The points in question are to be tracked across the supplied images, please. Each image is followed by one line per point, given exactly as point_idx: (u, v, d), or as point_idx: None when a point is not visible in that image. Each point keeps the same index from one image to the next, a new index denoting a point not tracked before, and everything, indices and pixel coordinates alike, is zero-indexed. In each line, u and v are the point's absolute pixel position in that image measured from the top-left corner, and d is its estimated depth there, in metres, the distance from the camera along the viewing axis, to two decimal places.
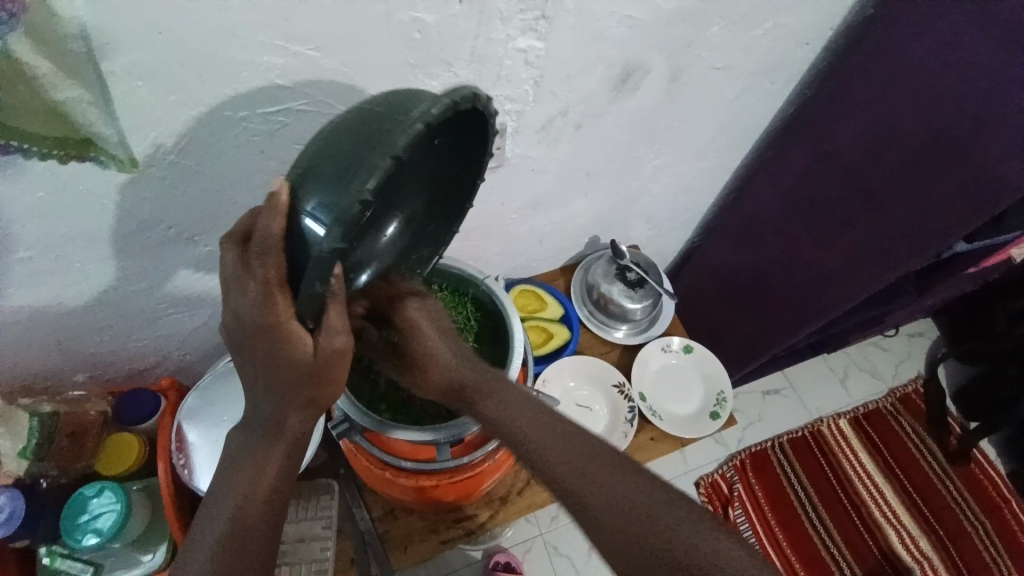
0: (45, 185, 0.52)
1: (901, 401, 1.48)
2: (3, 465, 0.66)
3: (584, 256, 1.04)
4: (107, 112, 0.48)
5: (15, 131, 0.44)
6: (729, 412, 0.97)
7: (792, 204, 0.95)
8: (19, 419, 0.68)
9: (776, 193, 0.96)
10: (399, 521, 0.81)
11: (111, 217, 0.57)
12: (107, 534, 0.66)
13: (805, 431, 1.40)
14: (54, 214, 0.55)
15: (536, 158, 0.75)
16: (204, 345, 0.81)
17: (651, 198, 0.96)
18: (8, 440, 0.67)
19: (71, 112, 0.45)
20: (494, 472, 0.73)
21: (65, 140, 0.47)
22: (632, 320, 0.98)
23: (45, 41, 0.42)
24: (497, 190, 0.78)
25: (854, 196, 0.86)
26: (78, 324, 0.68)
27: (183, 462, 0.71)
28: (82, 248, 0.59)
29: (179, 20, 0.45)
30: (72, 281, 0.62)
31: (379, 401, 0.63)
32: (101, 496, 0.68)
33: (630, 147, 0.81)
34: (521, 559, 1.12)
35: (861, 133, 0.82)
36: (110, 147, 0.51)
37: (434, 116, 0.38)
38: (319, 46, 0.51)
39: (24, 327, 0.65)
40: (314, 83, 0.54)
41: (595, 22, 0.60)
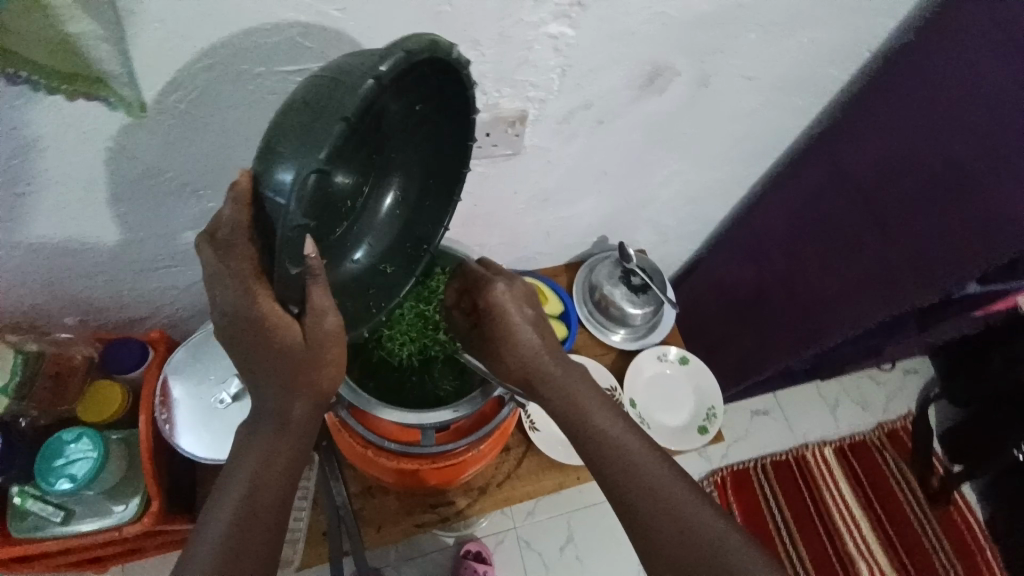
0: (49, 122, 0.50)
1: (888, 436, 1.47)
2: None
3: (591, 255, 1.03)
4: (120, 50, 0.46)
5: (19, 59, 0.43)
6: (717, 428, 0.96)
7: (801, 224, 0.94)
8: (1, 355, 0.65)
9: (786, 211, 0.95)
10: (375, 500, 0.81)
11: (114, 161, 0.56)
12: (79, 482, 0.65)
13: (790, 456, 1.40)
14: (56, 153, 0.53)
15: (552, 150, 0.74)
16: (197, 302, 0.79)
17: (663, 205, 0.94)
18: None
19: (79, 47, 0.44)
20: (477, 461, 0.72)
21: (73, 77, 0.45)
22: (632, 325, 0.97)
23: None
24: (510, 179, 0.77)
25: (865, 221, 0.84)
26: (71, 267, 0.67)
27: (165, 417, 0.71)
28: (82, 191, 0.58)
29: None
30: (68, 223, 0.61)
31: (366, 376, 0.61)
32: (79, 441, 0.67)
33: (648, 149, 0.80)
34: (492, 551, 1.12)
35: (877, 158, 0.81)
36: (120, 89, 0.49)
37: (382, 73, 0.37)
38: (344, 8, 0.49)
39: (18, 265, 0.64)
40: (334, 46, 0.52)
41: (629, 17, 0.59)
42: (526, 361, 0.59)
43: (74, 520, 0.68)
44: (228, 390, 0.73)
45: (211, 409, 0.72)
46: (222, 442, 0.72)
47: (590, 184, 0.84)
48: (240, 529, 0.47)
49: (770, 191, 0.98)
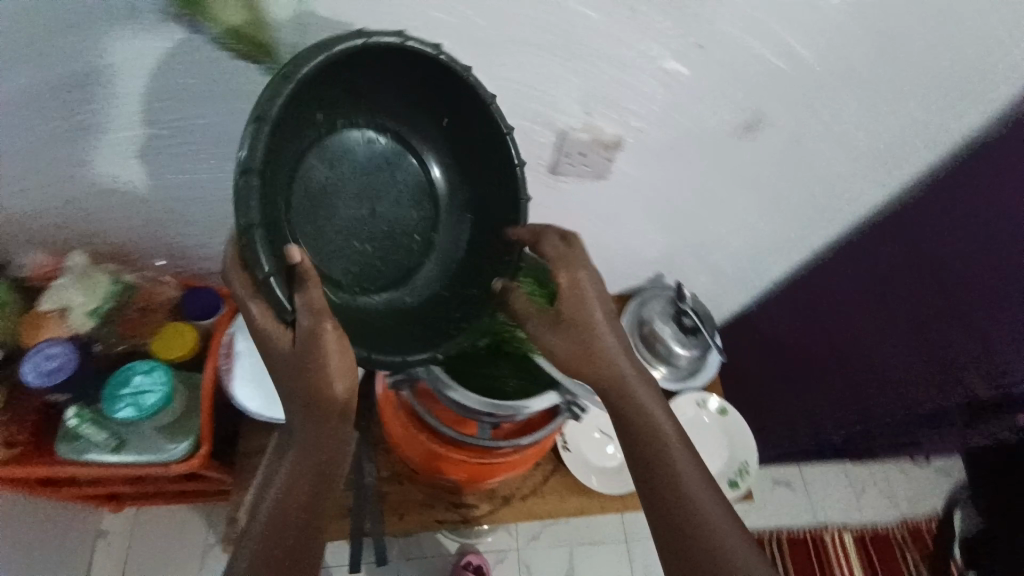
0: (199, 73, 0.55)
1: (911, 534, 1.42)
2: (69, 318, 0.69)
3: (643, 289, 1.04)
4: (294, 24, 0.52)
5: (211, 16, 0.51)
6: (748, 486, 0.95)
7: (869, 291, 0.94)
8: (98, 278, 0.71)
9: (857, 278, 0.94)
10: (401, 488, 0.82)
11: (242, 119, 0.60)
12: (142, 413, 0.68)
13: (806, 533, 1.35)
14: (194, 103, 0.58)
15: (634, 179, 0.76)
16: None
17: (727, 252, 0.95)
18: (82, 296, 0.69)
19: (264, 11, 0.50)
20: (518, 466, 0.73)
21: (250, 35, 0.52)
22: (674, 365, 0.98)
23: None
24: (587, 200, 0.79)
25: (936, 294, 0.90)
26: (173, 213, 0.70)
27: (225, 367, 0.75)
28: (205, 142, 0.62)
29: None
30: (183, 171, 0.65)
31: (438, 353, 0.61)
32: (148, 373, 0.70)
33: (726, 194, 0.82)
34: (492, 568, 1.11)
35: (962, 242, 0.85)
36: (283, 57, 0.55)
37: (302, 72, 0.42)
38: (485, 13, 0.53)
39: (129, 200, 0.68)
40: (465, 46, 0.56)
41: (739, 63, 0.62)
42: (609, 366, 0.56)
43: (125, 449, 0.71)
44: None
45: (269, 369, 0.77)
46: (274, 401, 0.75)
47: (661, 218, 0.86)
48: (272, 525, 0.48)
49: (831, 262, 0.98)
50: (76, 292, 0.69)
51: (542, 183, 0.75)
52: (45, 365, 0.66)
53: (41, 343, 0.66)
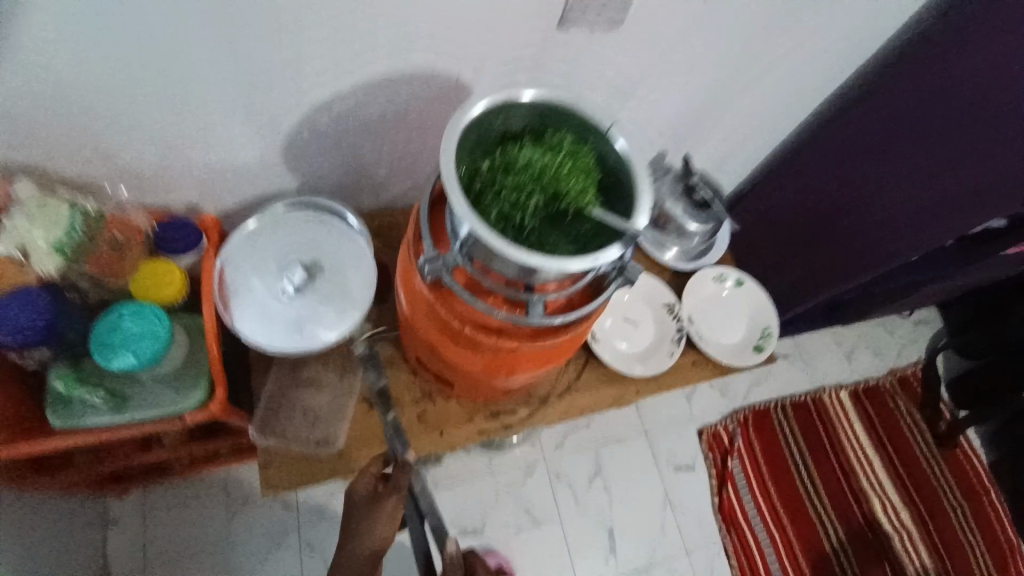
0: None
1: (899, 382, 1.56)
2: (32, 262, 0.56)
3: (709, 285, 0.95)
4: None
5: None
6: (774, 346, 0.93)
7: (910, 122, 0.81)
8: (56, 208, 0.56)
9: (888, 113, 0.82)
10: (437, 405, 0.78)
11: (160, 8, 0.49)
12: (143, 358, 0.60)
13: (808, 398, 1.48)
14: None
15: (679, 21, 0.65)
16: (245, 189, 0.73)
17: (737, 119, 0.88)
18: (42, 230, 0.55)
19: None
20: (553, 360, 0.66)
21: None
22: (713, 326, 0.92)
23: None
24: (611, 64, 0.68)
25: (959, 126, 0.77)
26: (101, 132, 0.58)
27: (223, 306, 0.68)
28: (120, 52, 0.51)
29: None
30: (108, 81, 0.54)
31: (493, 193, 0.49)
32: (138, 316, 0.61)
33: (739, 49, 0.72)
34: (510, 556, 1.19)
35: (979, 63, 0.73)
36: None
37: None
38: None
39: (43, 132, 0.56)
40: None
41: None
42: None
43: (128, 406, 0.64)
44: (290, 278, 0.70)
45: (273, 297, 0.70)
46: (285, 330, 0.69)
47: (691, 80, 0.76)
48: None
49: (823, 124, 0.91)
50: (32, 225, 0.55)
51: (568, 43, 0.63)
52: (20, 319, 0.57)
53: (12, 293, 0.57)
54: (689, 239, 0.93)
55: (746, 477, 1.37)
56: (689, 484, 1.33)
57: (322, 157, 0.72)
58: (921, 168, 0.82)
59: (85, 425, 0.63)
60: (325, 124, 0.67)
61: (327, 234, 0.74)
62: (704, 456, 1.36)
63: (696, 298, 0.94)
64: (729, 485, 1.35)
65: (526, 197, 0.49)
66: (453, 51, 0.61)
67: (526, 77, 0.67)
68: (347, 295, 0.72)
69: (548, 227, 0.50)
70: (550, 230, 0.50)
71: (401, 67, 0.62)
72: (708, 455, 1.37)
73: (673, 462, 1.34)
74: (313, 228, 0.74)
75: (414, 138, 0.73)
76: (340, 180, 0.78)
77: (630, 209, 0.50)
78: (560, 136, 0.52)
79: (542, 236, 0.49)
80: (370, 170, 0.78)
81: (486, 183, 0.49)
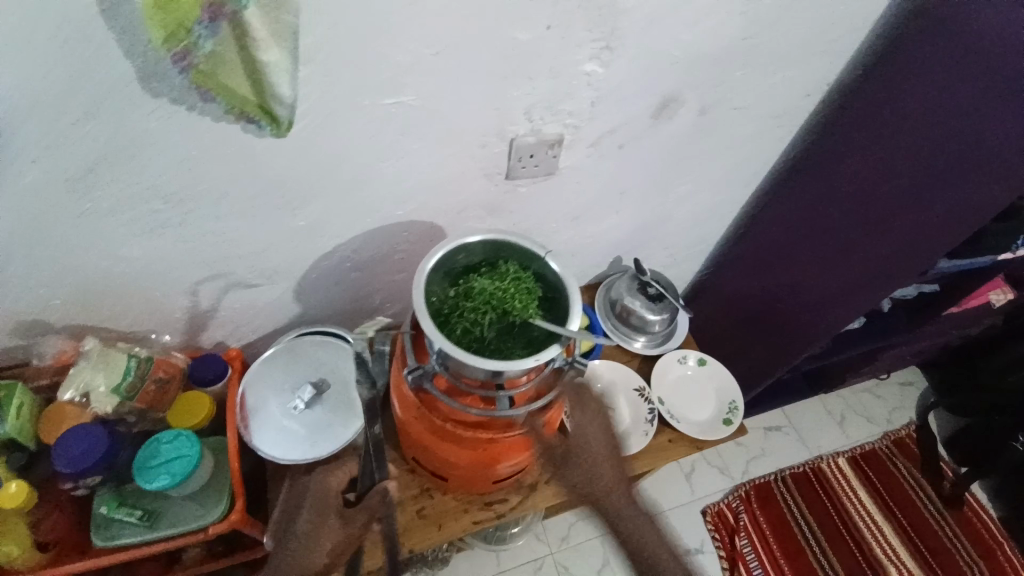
0: (148, 172, 0.60)
1: (896, 444, 1.59)
2: (94, 402, 0.71)
3: (676, 366, 1.05)
4: (293, 79, 0.51)
5: (225, 87, 0.49)
6: (742, 418, 1.01)
7: (815, 216, 0.94)
8: (117, 358, 0.72)
9: (797, 209, 0.97)
10: (435, 500, 0.86)
11: (202, 201, 0.65)
12: (178, 477, 0.69)
13: (807, 468, 1.51)
14: (151, 197, 0.62)
15: (607, 161, 0.81)
16: (263, 323, 0.87)
17: (678, 224, 1.03)
18: (104, 375, 0.71)
19: (268, 76, 0.49)
20: (527, 446, 0.76)
21: (246, 100, 0.51)
22: (683, 405, 1.02)
23: (273, 13, 0.46)
24: (558, 197, 0.84)
25: (853, 217, 0.90)
26: (151, 292, 0.73)
27: (243, 425, 0.79)
28: (170, 234, 0.67)
29: (239, 54, 0.47)
30: (159, 254, 0.69)
31: (455, 316, 0.63)
32: (174, 441, 0.71)
33: (664, 173, 0.88)
34: None
35: (855, 166, 0.87)
36: (277, 114, 0.53)
37: None
38: (400, 72, 0.59)
39: (107, 296, 0.71)
40: (388, 87, 0.60)
41: (646, 59, 0.68)
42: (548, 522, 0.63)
43: (161, 523, 0.73)
44: (301, 396, 0.82)
45: (286, 414, 0.81)
46: (297, 442, 0.80)
47: (630, 201, 0.92)
48: None
49: (755, 220, 1.07)
50: (98, 372, 0.71)
51: (518, 186, 0.80)
52: (75, 451, 0.68)
53: (71, 429, 0.68)
54: (651, 328, 1.05)
55: (756, 555, 1.37)
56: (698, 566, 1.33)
57: (327, 291, 0.86)
58: (835, 252, 0.94)
59: (122, 543, 0.72)
60: (329, 267, 0.82)
61: (333, 354, 0.87)
62: (710, 537, 1.37)
63: (666, 379, 1.04)
64: (739, 565, 1.35)
65: (482, 317, 0.62)
66: (429, 204, 0.77)
67: (488, 214, 0.83)
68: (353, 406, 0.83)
69: (504, 337, 0.63)
70: (504, 339, 0.63)
71: (387, 219, 0.77)
72: (714, 535, 1.38)
73: (680, 546, 1.35)
74: (320, 348, 0.87)
75: (403, 269, 0.88)
76: (344, 307, 0.92)
77: (565, 317, 0.64)
78: (507, 265, 0.66)
79: (498, 345, 0.62)
80: (367, 297, 0.92)
81: (450, 309, 0.63)
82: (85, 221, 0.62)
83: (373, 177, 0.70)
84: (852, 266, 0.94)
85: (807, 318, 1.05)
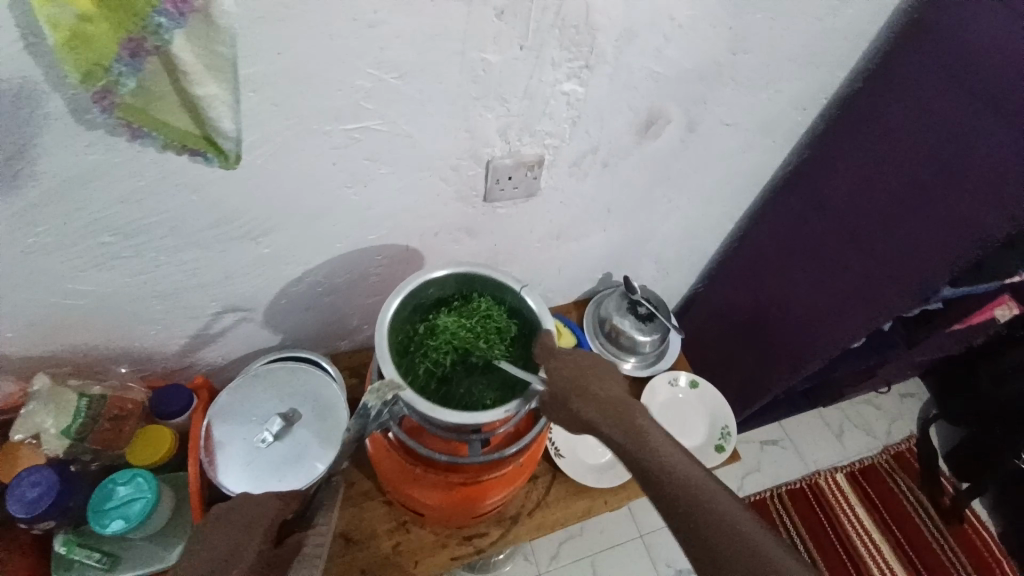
0: (90, 206, 0.55)
1: (895, 459, 1.56)
2: (44, 444, 0.68)
3: (666, 389, 1.01)
4: (236, 113, 0.47)
5: (158, 122, 0.45)
6: (734, 444, 0.98)
7: (810, 236, 0.90)
8: (67, 397, 0.69)
9: (792, 227, 0.93)
10: (411, 534, 0.83)
11: (153, 233, 0.61)
12: (135, 520, 0.67)
13: (803, 484, 1.48)
14: (96, 230, 0.58)
15: (589, 182, 0.77)
16: (231, 348, 0.83)
17: (668, 242, 0.98)
18: (54, 416, 0.67)
19: (207, 109, 0.45)
20: (504, 488, 0.72)
21: (186, 133, 0.47)
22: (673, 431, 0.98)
23: (202, 39, 0.41)
24: (540, 218, 0.80)
25: (846, 240, 0.86)
26: (106, 323, 0.69)
27: (207, 459, 0.74)
28: (122, 266, 0.63)
29: (170, 87, 0.43)
30: (112, 286, 0.65)
31: (423, 357, 0.59)
32: (131, 483, 0.69)
33: (652, 191, 0.84)
34: None
35: (851, 186, 0.83)
36: (223, 146, 0.49)
37: None
38: (359, 97, 0.54)
39: (58, 329, 0.67)
40: (346, 113, 0.55)
41: (628, 78, 0.64)
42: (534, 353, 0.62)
43: (120, 565, 0.70)
44: (268, 428, 0.77)
45: (254, 447, 0.76)
46: (261, 476, 0.74)
47: (616, 220, 0.87)
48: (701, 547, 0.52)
49: (747, 236, 1.02)
50: (47, 413, 0.67)
51: (495, 209, 0.75)
52: (27, 495, 0.64)
53: (21, 472, 0.65)
54: (641, 349, 1.00)
55: None
56: None
57: (297, 316, 0.82)
58: (827, 275, 0.90)
59: None
60: (297, 293, 0.78)
61: (307, 381, 0.82)
62: None
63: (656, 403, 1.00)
64: None
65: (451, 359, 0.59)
66: (401, 229, 0.73)
67: (465, 237, 0.78)
68: (322, 440, 0.77)
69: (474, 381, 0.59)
70: (475, 382, 0.59)
71: (356, 244, 0.73)
72: None
73: (672, 566, 1.32)
74: (291, 373, 0.82)
75: (377, 293, 0.84)
76: (317, 330, 0.88)
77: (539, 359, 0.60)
78: (481, 299, 0.63)
79: (469, 391, 0.58)
80: (341, 321, 0.88)
81: (418, 349, 0.59)
82: (25, 256, 0.58)
83: (338, 204, 0.66)
84: (840, 292, 0.88)
85: (794, 343, 1.00)
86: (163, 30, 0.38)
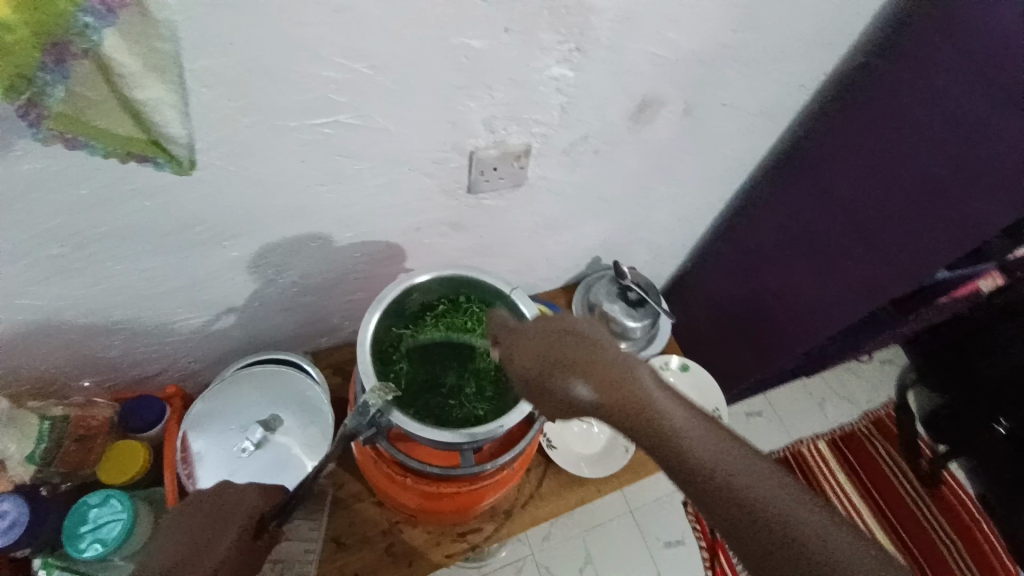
0: (35, 219, 0.50)
1: (875, 425, 1.59)
2: (8, 471, 0.63)
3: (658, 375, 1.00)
4: (185, 117, 0.41)
5: (92, 129, 0.38)
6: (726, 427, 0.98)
7: (806, 222, 0.88)
8: (27, 419, 0.64)
9: (787, 214, 0.90)
10: (405, 534, 0.82)
11: (110, 244, 0.55)
12: (113, 543, 0.64)
13: (787, 453, 1.51)
14: (45, 245, 0.53)
15: (580, 169, 0.73)
16: (207, 353, 0.79)
17: (660, 227, 0.95)
18: (15, 444, 0.62)
19: (149, 113, 0.39)
20: (498, 490, 0.70)
21: (130, 139, 0.40)
22: None
23: (137, 37, 0.36)
24: (529, 208, 0.76)
25: (846, 230, 0.83)
26: (67, 337, 0.65)
27: (186, 473, 0.70)
28: (79, 279, 0.58)
29: (103, 90, 0.37)
30: (70, 300, 0.60)
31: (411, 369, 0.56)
32: (105, 505, 0.66)
33: (645, 177, 0.80)
34: None
35: (851, 173, 0.80)
36: (173, 151, 0.43)
37: None
38: (328, 90, 0.49)
39: (16, 346, 0.62)
40: (316, 108, 0.50)
41: (622, 60, 0.59)
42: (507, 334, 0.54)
43: None
44: (249, 437, 0.72)
45: (234, 457, 0.71)
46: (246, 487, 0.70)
47: (608, 207, 0.83)
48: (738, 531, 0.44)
49: (739, 220, 1.00)
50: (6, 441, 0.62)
51: (482, 201, 0.71)
52: None
53: None
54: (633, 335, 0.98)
55: None
56: (679, 557, 1.34)
57: (274, 318, 0.78)
58: (825, 263, 0.87)
59: None
60: (273, 295, 0.73)
61: (288, 384, 0.77)
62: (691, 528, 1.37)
63: None
64: None
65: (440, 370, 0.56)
66: (382, 226, 0.68)
67: (450, 231, 0.74)
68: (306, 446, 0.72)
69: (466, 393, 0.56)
70: (467, 395, 0.56)
71: (334, 243, 0.68)
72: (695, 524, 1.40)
73: (662, 538, 1.35)
74: (270, 377, 0.77)
75: (358, 290, 0.80)
76: (297, 330, 0.84)
77: None
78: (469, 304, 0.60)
79: (461, 402, 0.56)
80: (321, 319, 0.83)
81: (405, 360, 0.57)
82: None
83: (312, 204, 0.61)
84: (840, 281, 0.86)
85: (789, 329, 0.99)
86: (90, 30, 0.33)
